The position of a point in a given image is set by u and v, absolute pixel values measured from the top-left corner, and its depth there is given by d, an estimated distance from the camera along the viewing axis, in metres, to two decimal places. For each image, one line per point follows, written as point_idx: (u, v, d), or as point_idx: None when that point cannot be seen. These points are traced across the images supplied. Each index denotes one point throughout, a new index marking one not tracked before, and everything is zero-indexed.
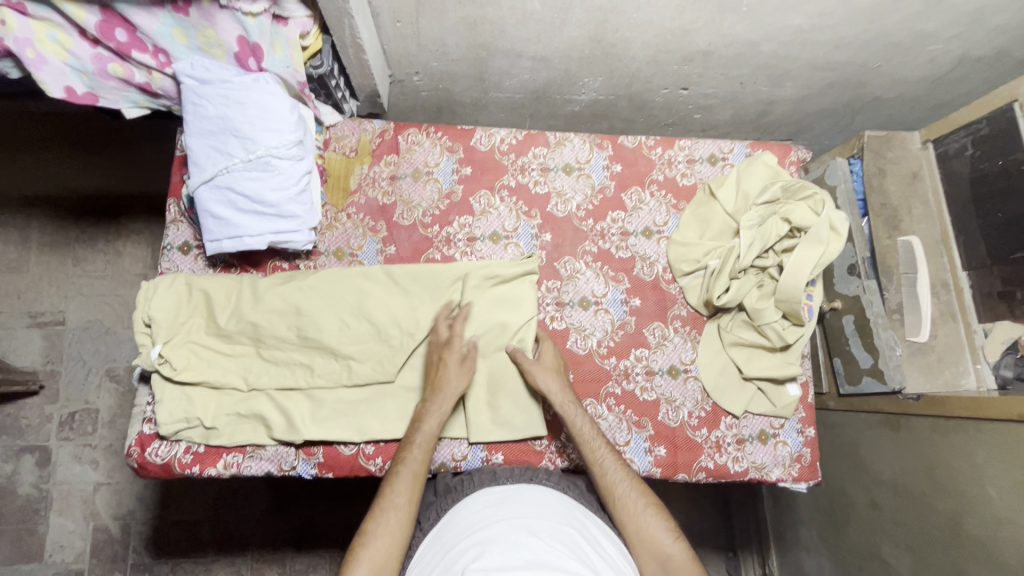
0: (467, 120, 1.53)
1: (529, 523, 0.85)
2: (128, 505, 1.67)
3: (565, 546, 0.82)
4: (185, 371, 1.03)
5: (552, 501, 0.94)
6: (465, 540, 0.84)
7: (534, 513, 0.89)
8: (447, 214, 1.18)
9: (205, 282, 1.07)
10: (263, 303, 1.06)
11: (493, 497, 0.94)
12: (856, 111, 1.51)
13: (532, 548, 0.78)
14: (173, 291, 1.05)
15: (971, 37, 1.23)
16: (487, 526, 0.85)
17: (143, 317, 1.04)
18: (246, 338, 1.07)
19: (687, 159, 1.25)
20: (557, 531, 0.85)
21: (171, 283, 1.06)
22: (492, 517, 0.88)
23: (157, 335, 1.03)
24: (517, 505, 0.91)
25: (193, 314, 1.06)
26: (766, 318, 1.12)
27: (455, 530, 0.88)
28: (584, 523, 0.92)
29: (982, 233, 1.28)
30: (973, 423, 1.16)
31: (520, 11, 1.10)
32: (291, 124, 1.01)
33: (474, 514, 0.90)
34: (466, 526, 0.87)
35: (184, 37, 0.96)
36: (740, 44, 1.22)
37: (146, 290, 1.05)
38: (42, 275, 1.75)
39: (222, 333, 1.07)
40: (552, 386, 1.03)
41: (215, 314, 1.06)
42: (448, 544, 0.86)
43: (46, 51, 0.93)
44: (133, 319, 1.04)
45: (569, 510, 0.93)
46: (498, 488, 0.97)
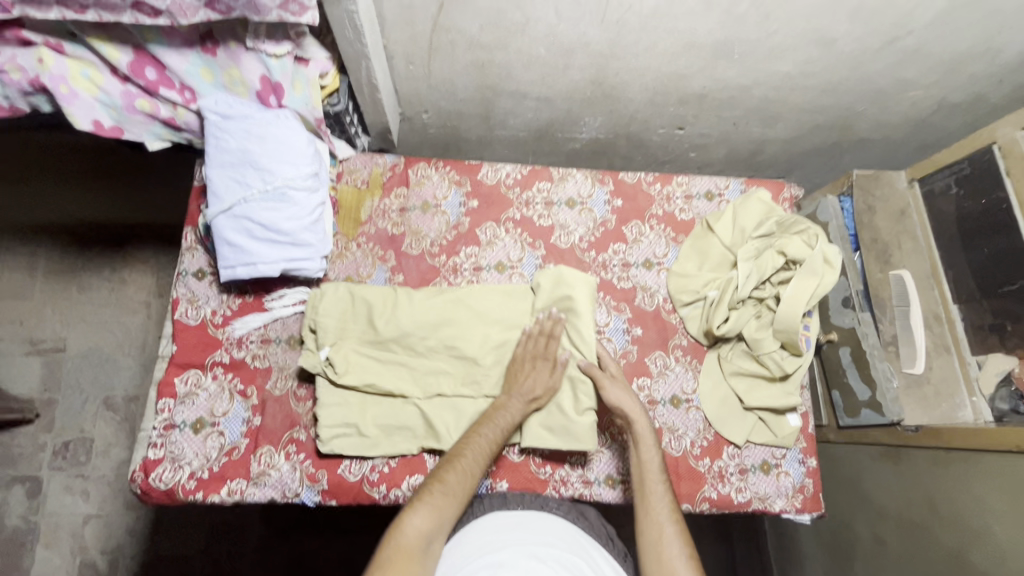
0: (472, 155, 1.59)
1: (541, 556, 0.87)
2: (118, 538, 1.63)
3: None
4: (348, 375, 1.05)
5: (559, 531, 0.96)
6: (478, 567, 0.85)
7: (546, 544, 0.91)
8: (454, 244, 1.22)
9: (365, 291, 1.11)
10: (420, 318, 1.10)
11: (504, 523, 0.95)
12: (844, 150, 1.58)
13: None
14: (339, 297, 1.09)
15: (948, 84, 1.31)
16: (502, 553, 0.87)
17: (308, 322, 1.09)
18: (400, 346, 1.11)
19: (684, 195, 1.30)
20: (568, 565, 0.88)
21: (336, 290, 1.09)
22: (505, 546, 0.89)
23: (325, 338, 1.07)
24: (527, 535, 0.92)
25: (355, 322, 1.10)
26: (765, 348, 1.14)
27: (468, 551, 0.89)
28: (590, 554, 0.94)
29: (969, 267, 1.32)
30: (972, 455, 1.17)
31: (526, 56, 1.17)
32: (308, 157, 1.06)
33: (487, 539, 0.91)
34: (475, 552, 0.89)
35: (209, 76, 1.02)
36: (733, 88, 1.29)
37: (313, 297, 1.09)
38: (46, 302, 1.77)
39: (379, 341, 1.10)
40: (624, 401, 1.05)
41: (376, 322, 1.09)
42: (460, 565, 0.87)
43: (78, 87, 0.98)
44: (301, 325, 1.08)
45: (574, 541, 0.95)
46: (510, 515, 0.97)
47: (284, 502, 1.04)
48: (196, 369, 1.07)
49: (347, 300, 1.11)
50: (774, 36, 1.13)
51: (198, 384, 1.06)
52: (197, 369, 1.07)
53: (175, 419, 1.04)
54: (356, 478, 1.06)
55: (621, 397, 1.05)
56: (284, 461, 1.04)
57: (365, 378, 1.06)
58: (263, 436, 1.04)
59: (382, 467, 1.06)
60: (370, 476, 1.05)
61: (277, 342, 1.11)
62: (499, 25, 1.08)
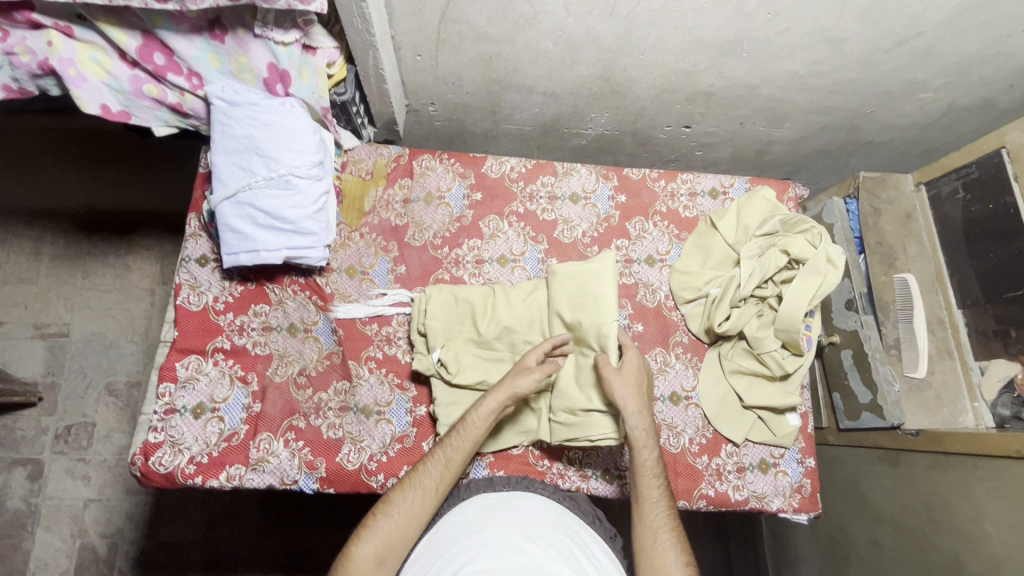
0: (477, 150, 1.59)
1: (523, 528, 0.86)
2: (117, 523, 1.64)
3: (559, 552, 0.82)
4: (460, 374, 1.08)
5: (546, 509, 0.94)
6: (461, 541, 0.84)
7: (531, 520, 0.89)
8: (457, 237, 1.22)
9: (466, 292, 1.13)
10: (518, 316, 1.12)
11: (491, 502, 0.94)
12: (851, 152, 1.58)
13: (528, 552, 0.79)
14: (444, 301, 1.12)
15: (958, 87, 1.30)
16: (483, 528, 0.86)
17: (417, 327, 1.12)
18: (504, 345, 1.13)
19: (689, 192, 1.30)
20: (552, 538, 0.85)
21: (440, 293, 1.12)
22: (490, 520, 0.88)
23: (435, 341, 1.10)
24: (513, 512, 0.91)
25: (461, 323, 1.13)
26: (766, 347, 1.13)
27: (451, 531, 0.88)
28: (578, 532, 0.91)
29: (974, 272, 1.31)
30: (971, 459, 1.17)
31: (533, 50, 1.17)
32: (314, 146, 1.06)
33: (471, 517, 0.90)
34: (460, 528, 0.88)
35: (217, 63, 1.02)
36: (740, 86, 1.28)
37: (420, 302, 1.12)
38: (51, 286, 1.78)
39: (483, 341, 1.13)
40: (626, 394, 0.98)
41: (479, 322, 1.12)
42: (444, 546, 0.86)
43: (86, 71, 0.98)
44: (410, 331, 1.12)
45: (561, 518, 0.93)
46: (496, 493, 0.98)
47: (282, 489, 1.04)
48: (197, 355, 1.07)
49: (451, 303, 1.13)
50: (783, 35, 1.12)
51: (199, 369, 1.06)
52: (198, 354, 1.07)
53: (176, 404, 1.04)
54: (354, 466, 1.07)
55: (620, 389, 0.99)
56: (282, 448, 1.04)
57: (476, 375, 1.08)
58: (261, 423, 1.04)
59: (381, 457, 1.07)
60: (368, 465, 1.06)
61: (278, 330, 1.12)
62: (508, 17, 1.08)
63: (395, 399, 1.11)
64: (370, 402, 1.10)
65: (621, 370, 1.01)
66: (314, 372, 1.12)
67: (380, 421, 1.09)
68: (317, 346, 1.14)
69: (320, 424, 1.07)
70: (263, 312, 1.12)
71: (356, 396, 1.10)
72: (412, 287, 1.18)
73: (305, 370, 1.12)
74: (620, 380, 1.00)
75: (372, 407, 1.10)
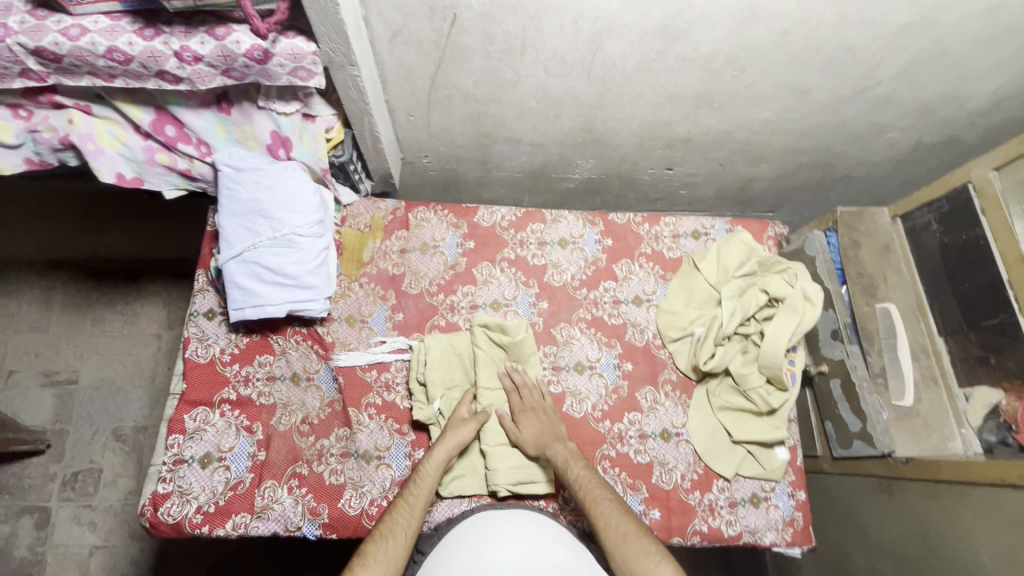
0: (471, 195, 1.66)
1: (496, 537, 0.94)
2: (122, 569, 1.66)
3: (522, 556, 0.89)
4: None
5: (529, 515, 1.01)
6: (468, 541, 0.94)
7: (530, 520, 0.99)
8: (452, 284, 1.28)
9: (460, 342, 1.20)
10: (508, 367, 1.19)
11: (490, 512, 1.03)
12: (829, 187, 1.64)
13: (527, 548, 0.91)
14: (441, 352, 1.18)
15: (923, 127, 1.37)
16: (461, 540, 0.95)
17: (416, 377, 1.16)
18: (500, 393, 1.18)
19: (672, 234, 1.36)
20: (548, 534, 0.96)
21: (438, 346, 1.17)
22: (492, 523, 0.98)
23: (433, 392, 1.15)
24: (513, 516, 1.01)
25: (457, 370, 1.19)
26: (751, 382, 1.18)
27: (459, 532, 0.98)
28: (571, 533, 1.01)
29: (954, 301, 1.36)
30: (961, 486, 1.19)
31: (519, 107, 1.25)
32: (314, 206, 1.13)
33: (475, 523, 0.99)
34: (465, 532, 0.97)
35: (224, 132, 1.10)
36: (716, 132, 1.36)
37: (418, 353, 1.17)
38: (62, 334, 1.84)
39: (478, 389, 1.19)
40: (535, 430, 1.11)
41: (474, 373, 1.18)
42: (451, 546, 0.95)
43: (103, 144, 1.06)
44: (409, 380, 1.16)
45: (544, 525, 0.98)
46: (494, 510, 1.05)
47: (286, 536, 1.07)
48: (205, 406, 1.11)
49: (447, 353, 1.19)
50: (751, 88, 1.20)
51: (207, 420, 1.10)
52: (206, 406, 1.12)
53: (184, 454, 1.07)
54: (356, 512, 1.10)
55: (528, 429, 1.12)
56: (287, 494, 1.07)
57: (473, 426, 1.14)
58: (266, 471, 1.08)
59: (382, 502, 1.10)
60: (368, 509, 1.09)
61: (281, 379, 1.17)
62: (493, 81, 1.16)
63: (394, 444, 1.15)
64: (370, 447, 1.14)
65: (521, 412, 1.14)
66: (316, 420, 1.16)
67: (380, 466, 1.13)
68: (319, 394, 1.18)
69: (323, 470, 1.11)
70: (267, 362, 1.17)
71: (356, 442, 1.14)
72: (409, 334, 1.23)
73: (308, 418, 1.16)
74: (523, 424, 1.12)
75: (372, 452, 1.14)
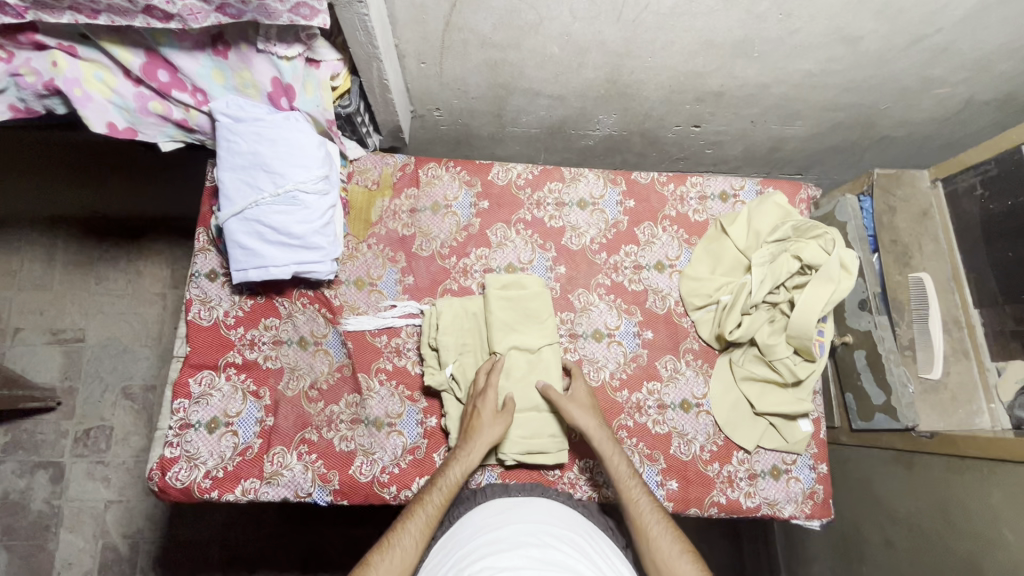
0: (483, 153, 1.57)
1: (515, 543, 0.82)
2: (138, 523, 1.68)
3: (544, 564, 0.76)
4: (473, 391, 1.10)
5: (550, 521, 0.91)
6: (475, 540, 0.86)
7: (545, 520, 0.91)
8: (465, 246, 1.21)
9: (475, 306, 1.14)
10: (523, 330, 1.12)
11: (502, 506, 0.96)
12: (865, 148, 1.54)
13: (542, 547, 0.81)
14: (454, 315, 1.12)
15: (977, 82, 1.26)
16: (473, 546, 0.84)
17: (429, 342, 1.12)
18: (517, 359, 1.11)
19: (698, 195, 1.28)
20: (565, 537, 0.87)
21: (450, 309, 1.12)
22: (501, 521, 0.90)
23: (445, 357, 1.10)
24: (526, 513, 0.93)
25: (472, 334, 1.13)
26: (779, 353, 1.12)
27: (466, 530, 0.91)
28: (593, 535, 0.92)
29: (993, 271, 1.29)
30: (988, 463, 1.15)
31: (540, 55, 1.15)
32: (319, 160, 1.05)
33: (484, 519, 0.92)
34: (474, 529, 0.89)
35: (221, 78, 1.01)
36: (752, 86, 1.25)
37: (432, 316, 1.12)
38: (66, 292, 1.80)
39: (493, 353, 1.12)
40: (584, 420, 1.03)
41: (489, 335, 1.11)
42: (457, 545, 0.87)
43: (92, 89, 0.98)
44: (421, 344, 1.12)
45: (561, 528, 0.89)
46: (509, 499, 0.99)
47: (296, 501, 1.06)
48: (210, 370, 1.08)
49: (460, 316, 1.13)
50: (796, 35, 1.09)
51: (212, 385, 1.07)
52: (211, 369, 1.08)
53: (190, 418, 1.04)
54: (366, 479, 1.08)
55: (579, 416, 1.03)
56: (296, 461, 1.05)
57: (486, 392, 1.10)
58: (275, 437, 1.06)
59: (393, 469, 1.08)
60: (380, 476, 1.07)
61: (288, 344, 1.13)
62: (513, 25, 1.06)
63: (406, 411, 1.12)
64: (381, 414, 1.11)
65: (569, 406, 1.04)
66: (325, 385, 1.13)
67: (392, 433, 1.10)
68: (328, 359, 1.15)
69: (332, 437, 1.08)
70: (273, 326, 1.12)
71: (367, 408, 1.11)
72: (421, 297, 1.18)
73: (315, 383, 1.12)
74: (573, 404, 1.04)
75: (384, 419, 1.11)
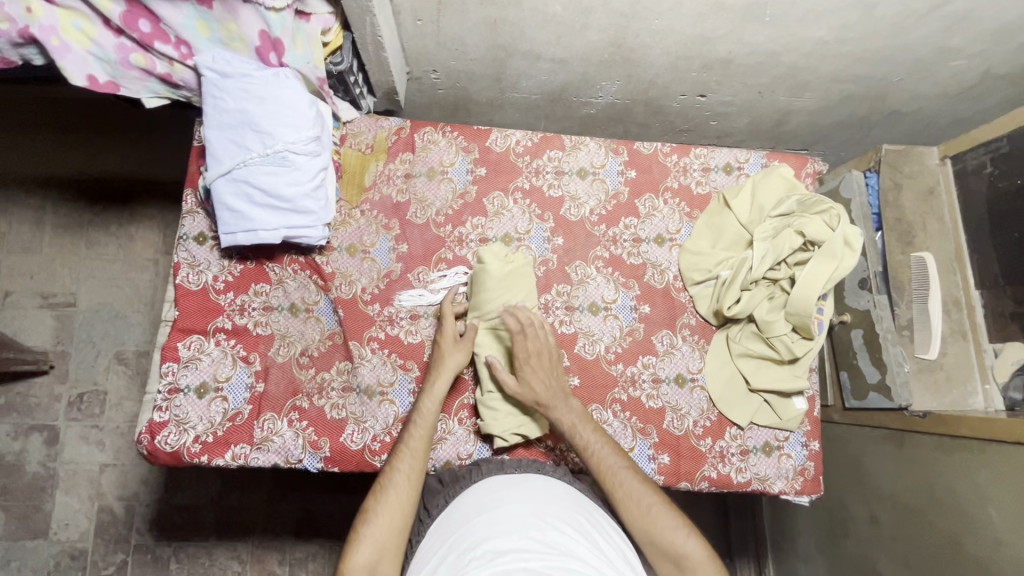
0: (482, 119, 1.53)
1: (515, 525, 0.81)
2: (134, 487, 1.69)
3: (543, 550, 0.75)
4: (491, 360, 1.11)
5: (549, 500, 0.90)
6: (474, 521, 0.85)
7: (544, 498, 0.90)
8: (461, 214, 1.18)
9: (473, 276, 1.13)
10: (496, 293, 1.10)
11: (501, 484, 0.94)
12: (874, 124, 1.50)
13: (542, 530, 0.80)
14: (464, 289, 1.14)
15: (994, 54, 1.22)
16: (473, 526, 0.83)
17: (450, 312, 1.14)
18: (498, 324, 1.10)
19: (702, 167, 1.25)
20: (565, 516, 0.86)
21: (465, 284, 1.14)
22: (500, 501, 0.89)
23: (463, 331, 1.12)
24: (525, 491, 0.91)
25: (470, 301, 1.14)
26: (776, 330, 1.11)
27: (464, 509, 0.90)
28: (593, 510, 0.92)
29: (998, 252, 1.26)
30: (979, 443, 1.15)
31: (541, 14, 1.10)
32: (309, 119, 1.01)
33: (482, 498, 0.90)
34: (473, 509, 0.88)
35: (206, 30, 0.96)
36: (761, 53, 1.21)
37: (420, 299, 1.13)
38: (56, 256, 1.77)
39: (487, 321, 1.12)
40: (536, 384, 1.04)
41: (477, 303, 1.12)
42: (455, 526, 0.86)
43: (70, 39, 0.92)
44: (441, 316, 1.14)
45: (561, 506, 0.88)
46: (506, 476, 0.98)
47: (286, 467, 1.05)
48: (199, 335, 1.06)
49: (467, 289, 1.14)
50: None
51: (201, 349, 1.05)
52: (200, 334, 1.06)
53: (180, 383, 1.03)
54: (358, 447, 1.07)
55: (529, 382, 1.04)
56: (286, 428, 1.05)
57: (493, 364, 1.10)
58: (265, 403, 1.05)
59: (384, 437, 1.07)
60: (371, 445, 1.06)
61: (279, 310, 1.10)
62: None
63: (397, 380, 1.10)
64: (373, 382, 1.09)
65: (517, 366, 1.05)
66: (316, 352, 1.11)
67: (383, 402, 1.09)
68: (319, 326, 1.13)
69: (324, 404, 1.07)
70: (263, 292, 1.10)
71: (358, 376, 1.09)
72: (414, 266, 1.15)
73: (307, 350, 1.11)
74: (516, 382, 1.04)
75: (375, 388, 1.09)
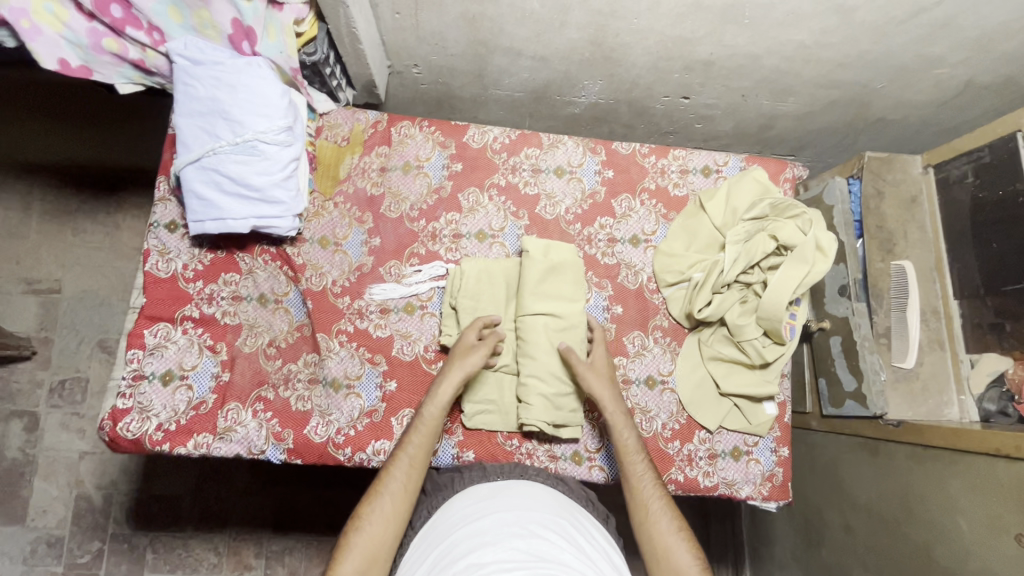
0: (466, 116, 1.52)
1: (498, 535, 0.81)
2: (112, 475, 1.68)
3: (529, 558, 0.75)
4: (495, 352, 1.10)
5: (532, 507, 0.90)
6: (458, 533, 0.84)
7: (526, 505, 0.90)
8: (435, 209, 1.18)
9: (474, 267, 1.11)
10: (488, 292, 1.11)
11: (483, 493, 0.94)
12: (859, 131, 1.49)
13: (526, 538, 0.80)
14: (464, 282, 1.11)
15: (976, 63, 1.21)
16: (457, 538, 0.83)
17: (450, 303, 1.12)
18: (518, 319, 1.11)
19: (680, 169, 1.24)
20: (548, 522, 0.86)
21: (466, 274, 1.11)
22: (482, 511, 0.88)
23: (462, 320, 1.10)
24: (508, 499, 0.91)
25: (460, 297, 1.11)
26: (747, 334, 1.10)
27: (446, 521, 0.89)
28: (577, 516, 0.92)
29: (977, 263, 1.25)
30: (950, 453, 1.14)
31: (519, 10, 1.10)
32: (281, 109, 1.00)
33: (465, 509, 0.90)
34: (456, 519, 0.88)
35: (178, 16, 0.96)
36: (742, 56, 1.20)
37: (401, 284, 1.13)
38: (42, 242, 1.76)
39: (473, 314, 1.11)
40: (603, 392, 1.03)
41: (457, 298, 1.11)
42: (440, 539, 0.86)
43: (41, 22, 0.92)
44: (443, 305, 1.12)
45: (547, 513, 0.89)
46: (487, 484, 0.97)
47: (249, 459, 1.04)
48: (166, 322, 1.06)
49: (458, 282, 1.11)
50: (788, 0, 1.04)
51: (168, 337, 1.05)
52: (167, 322, 1.06)
53: (145, 370, 1.03)
54: (321, 439, 1.06)
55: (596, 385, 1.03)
56: (250, 418, 1.04)
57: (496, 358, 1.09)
58: (230, 393, 1.04)
59: (348, 431, 1.06)
60: (335, 438, 1.06)
61: (248, 300, 1.10)
62: None
63: (365, 373, 1.10)
64: (339, 374, 1.09)
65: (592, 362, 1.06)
66: (283, 343, 1.11)
67: (349, 395, 1.08)
68: (288, 318, 1.12)
69: (289, 395, 1.07)
70: (233, 282, 1.10)
71: (325, 368, 1.09)
72: (385, 261, 1.15)
73: (274, 341, 1.11)
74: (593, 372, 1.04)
75: (342, 380, 1.08)
